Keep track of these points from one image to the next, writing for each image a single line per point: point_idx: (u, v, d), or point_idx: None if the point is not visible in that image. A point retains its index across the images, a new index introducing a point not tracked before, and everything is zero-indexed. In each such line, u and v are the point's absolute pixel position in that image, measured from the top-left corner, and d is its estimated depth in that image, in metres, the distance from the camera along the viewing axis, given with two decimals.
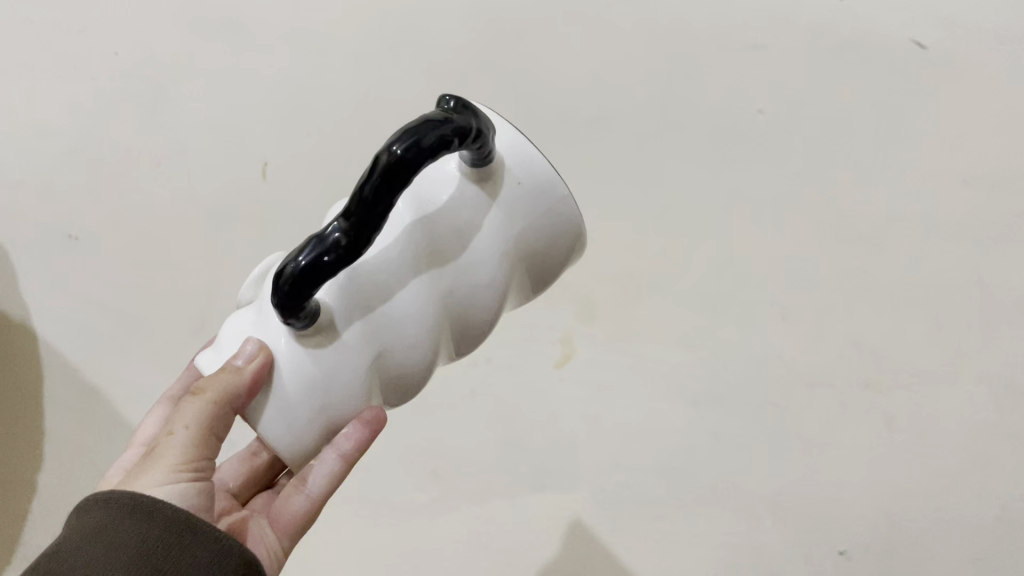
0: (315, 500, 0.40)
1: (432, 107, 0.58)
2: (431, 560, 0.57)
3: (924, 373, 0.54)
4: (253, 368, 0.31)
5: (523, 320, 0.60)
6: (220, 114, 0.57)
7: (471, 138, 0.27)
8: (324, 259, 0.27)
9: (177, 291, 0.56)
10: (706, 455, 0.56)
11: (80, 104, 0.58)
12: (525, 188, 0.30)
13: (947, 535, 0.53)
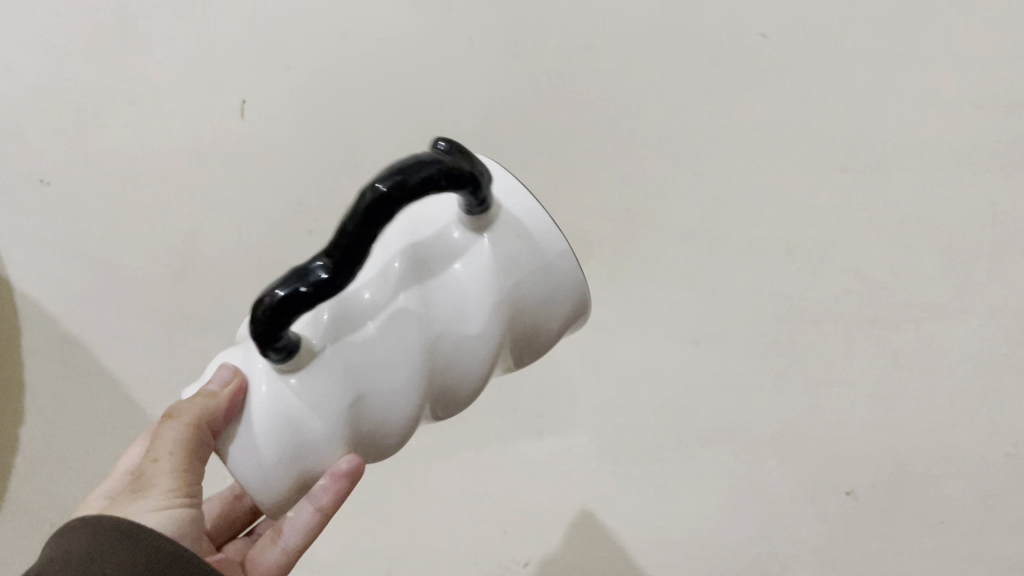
0: (290, 553, 0.39)
1: (410, 38, 0.53)
2: (432, 504, 0.57)
3: (933, 308, 0.51)
4: (229, 394, 0.28)
5: None
6: (180, 49, 0.53)
7: (466, 183, 0.25)
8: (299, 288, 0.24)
9: (166, 240, 0.56)
10: (708, 397, 0.55)
11: (18, 39, 0.52)
12: (533, 252, 0.28)
13: (954, 471, 0.51)
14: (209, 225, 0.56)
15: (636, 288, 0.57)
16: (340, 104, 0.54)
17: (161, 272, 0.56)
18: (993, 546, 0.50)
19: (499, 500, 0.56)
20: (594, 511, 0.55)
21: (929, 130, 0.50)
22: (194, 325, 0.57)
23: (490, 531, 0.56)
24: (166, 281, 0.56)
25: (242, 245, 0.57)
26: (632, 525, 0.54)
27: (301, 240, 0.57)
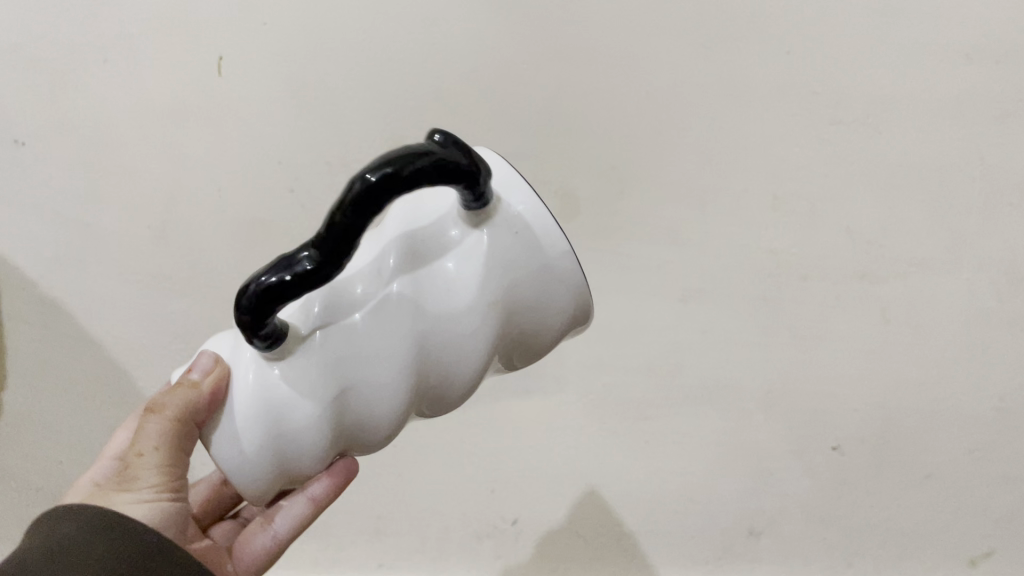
0: (280, 540, 0.42)
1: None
2: (420, 465, 0.57)
3: (924, 262, 0.51)
4: (211, 379, 0.29)
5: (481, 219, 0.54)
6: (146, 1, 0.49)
7: (459, 175, 0.25)
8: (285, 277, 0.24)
9: (136, 201, 0.54)
10: (696, 353, 0.54)
11: None
12: (530, 254, 0.28)
13: (941, 426, 0.53)
14: (179, 185, 0.53)
15: (620, 244, 0.54)
16: (291, 55, 0.50)
17: (132, 232, 0.54)
18: (978, 498, 0.54)
19: (486, 460, 0.57)
20: (583, 468, 0.56)
21: (917, 81, 0.48)
22: (176, 284, 0.56)
23: (480, 490, 0.57)
24: (147, 244, 0.55)
25: (211, 206, 0.54)
26: (623, 482, 0.56)
27: (268, 193, 0.54)
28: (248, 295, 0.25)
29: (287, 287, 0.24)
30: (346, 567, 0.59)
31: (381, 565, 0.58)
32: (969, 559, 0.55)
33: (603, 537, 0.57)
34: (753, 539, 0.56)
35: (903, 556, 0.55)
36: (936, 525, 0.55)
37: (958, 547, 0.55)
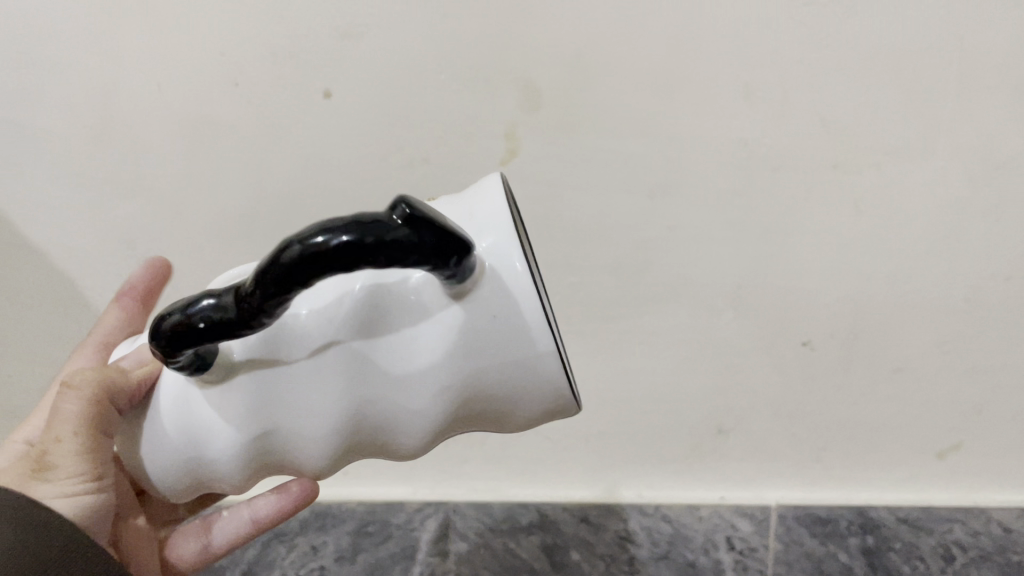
0: (211, 552, 0.44)
1: None
2: None
3: (898, 150, 0.48)
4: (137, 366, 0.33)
5: (434, 112, 0.49)
6: None
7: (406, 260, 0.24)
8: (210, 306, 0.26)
9: (52, 102, 0.49)
10: (664, 248, 0.52)
11: None
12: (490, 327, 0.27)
13: (911, 318, 0.52)
14: (97, 82, 0.48)
15: (585, 139, 0.49)
16: None
17: (56, 135, 0.50)
18: (947, 392, 0.53)
19: None
20: None
21: None
22: (111, 187, 0.52)
23: None
24: (74, 148, 0.51)
25: (138, 105, 0.49)
26: (590, 383, 0.56)
27: (196, 92, 0.49)
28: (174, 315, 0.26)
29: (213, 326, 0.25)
30: None
31: (346, 472, 0.59)
32: (937, 452, 0.55)
33: (570, 439, 0.57)
34: (721, 438, 0.56)
35: (871, 450, 0.55)
36: (904, 418, 0.54)
37: (927, 441, 0.55)
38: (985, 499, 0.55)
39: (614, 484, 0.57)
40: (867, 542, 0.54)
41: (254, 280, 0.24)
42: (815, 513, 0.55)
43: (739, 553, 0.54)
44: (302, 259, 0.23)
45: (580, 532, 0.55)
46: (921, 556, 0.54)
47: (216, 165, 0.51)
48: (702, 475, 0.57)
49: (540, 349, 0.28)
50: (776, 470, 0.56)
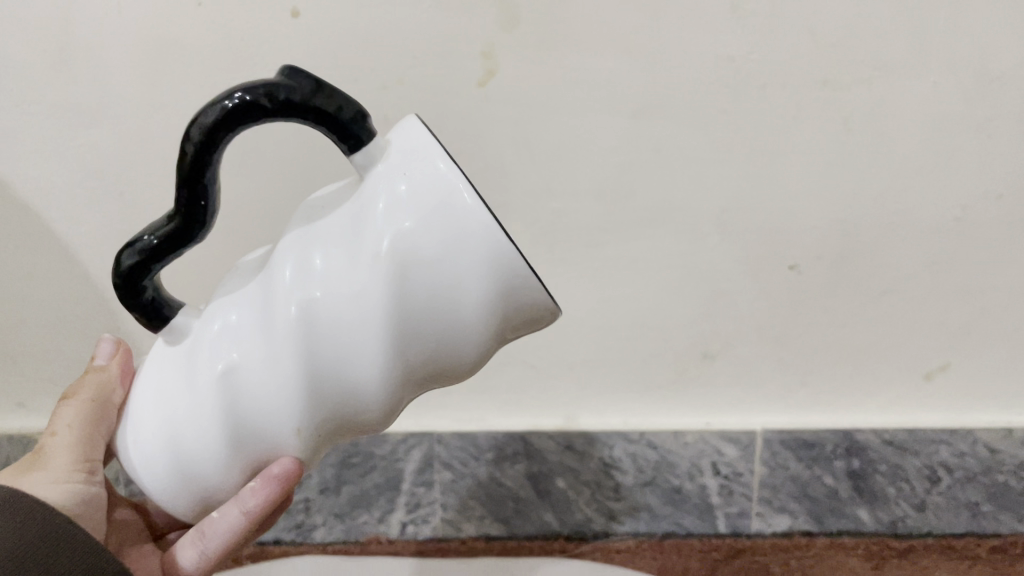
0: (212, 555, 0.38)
1: None
2: None
3: (889, 65, 0.46)
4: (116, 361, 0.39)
5: (406, 30, 0.45)
6: None
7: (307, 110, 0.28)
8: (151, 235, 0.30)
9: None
10: (649, 170, 0.49)
11: None
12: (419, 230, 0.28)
13: (900, 237, 0.51)
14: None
15: (566, 57, 0.46)
16: None
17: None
18: (934, 313, 0.52)
19: None
20: None
21: None
22: (62, 111, 0.49)
23: None
24: (19, 68, 0.47)
25: (91, 19, 0.46)
26: (574, 311, 0.54)
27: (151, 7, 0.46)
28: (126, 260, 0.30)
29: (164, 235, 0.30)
30: None
31: None
32: (924, 373, 0.54)
33: (555, 369, 0.56)
34: (708, 363, 0.55)
35: (858, 374, 0.54)
36: (892, 339, 0.53)
37: (916, 362, 0.54)
38: (971, 419, 0.54)
39: (598, 411, 0.57)
40: (853, 465, 0.54)
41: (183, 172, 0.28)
42: (801, 437, 0.54)
43: (723, 477, 0.55)
44: (208, 131, 0.28)
45: (565, 460, 0.56)
46: (906, 478, 0.54)
47: (173, 87, 0.48)
48: (688, 402, 0.56)
49: (482, 232, 0.28)
50: (762, 395, 0.55)
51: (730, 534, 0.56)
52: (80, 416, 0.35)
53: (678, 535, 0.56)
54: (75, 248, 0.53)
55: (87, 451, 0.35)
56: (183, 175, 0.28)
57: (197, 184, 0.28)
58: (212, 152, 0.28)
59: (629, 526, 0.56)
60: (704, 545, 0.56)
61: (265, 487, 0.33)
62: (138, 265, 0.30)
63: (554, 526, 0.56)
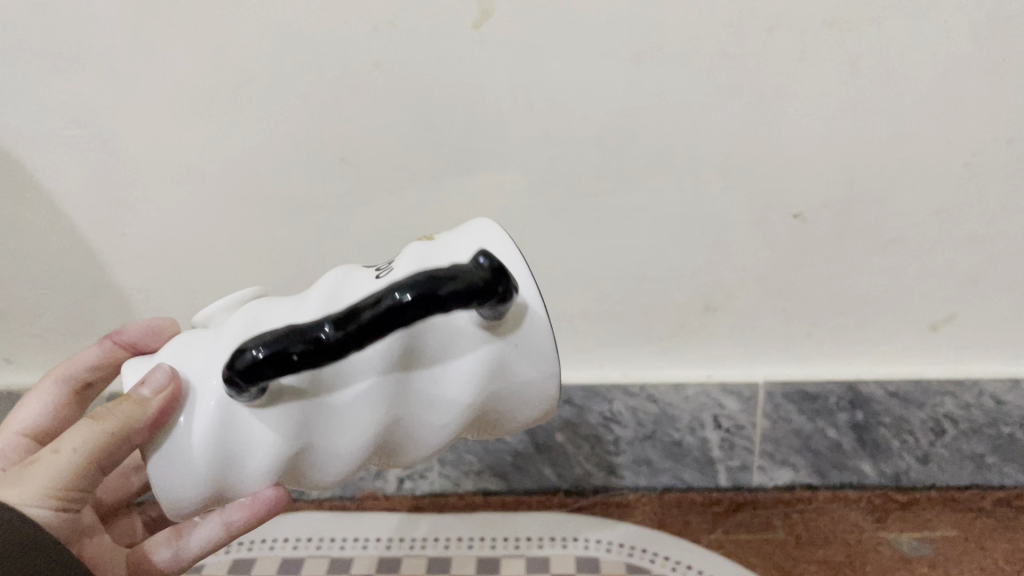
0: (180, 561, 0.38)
1: None
2: (353, 251, 0.52)
3: (901, 4, 0.43)
4: (161, 400, 0.29)
5: None
6: None
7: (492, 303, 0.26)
8: (278, 349, 0.25)
9: None
10: (651, 116, 0.47)
11: None
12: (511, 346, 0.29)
13: (909, 186, 0.49)
14: None
15: None
16: None
17: None
18: (943, 262, 0.51)
19: None
20: (532, 250, 0.52)
21: None
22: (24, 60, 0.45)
23: None
24: None
25: None
26: (573, 262, 0.52)
27: None
28: (243, 361, 0.26)
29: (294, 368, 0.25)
30: None
31: None
32: (931, 324, 0.53)
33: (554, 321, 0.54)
34: (709, 315, 0.53)
35: (863, 325, 0.53)
36: (899, 289, 0.52)
37: (923, 313, 0.52)
38: (978, 370, 0.53)
39: (597, 365, 0.56)
40: (857, 417, 0.53)
41: (351, 327, 0.25)
42: (804, 389, 0.53)
43: (725, 431, 0.55)
44: (400, 312, 0.24)
45: (564, 414, 0.55)
46: (910, 431, 0.54)
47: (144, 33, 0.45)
48: (690, 355, 0.55)
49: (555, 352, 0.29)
50: (765, 347, 0.54)
51: (731, 487, 0.56)
52: (87, 443, 0.29)
53: (678, 488, 0.57)
54: (58, 200, 0.50)
55: (83, 483, 0.30)
56: (355, 323, 0.25)
57: (358, 339, 0.25)
58: (386, 321, 0.25)
59: (628, 480, 0.57)
60: (705, 499, 0.56)
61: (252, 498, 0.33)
62: (252, 372, 0.26)
63: (553, 481, 0.57)
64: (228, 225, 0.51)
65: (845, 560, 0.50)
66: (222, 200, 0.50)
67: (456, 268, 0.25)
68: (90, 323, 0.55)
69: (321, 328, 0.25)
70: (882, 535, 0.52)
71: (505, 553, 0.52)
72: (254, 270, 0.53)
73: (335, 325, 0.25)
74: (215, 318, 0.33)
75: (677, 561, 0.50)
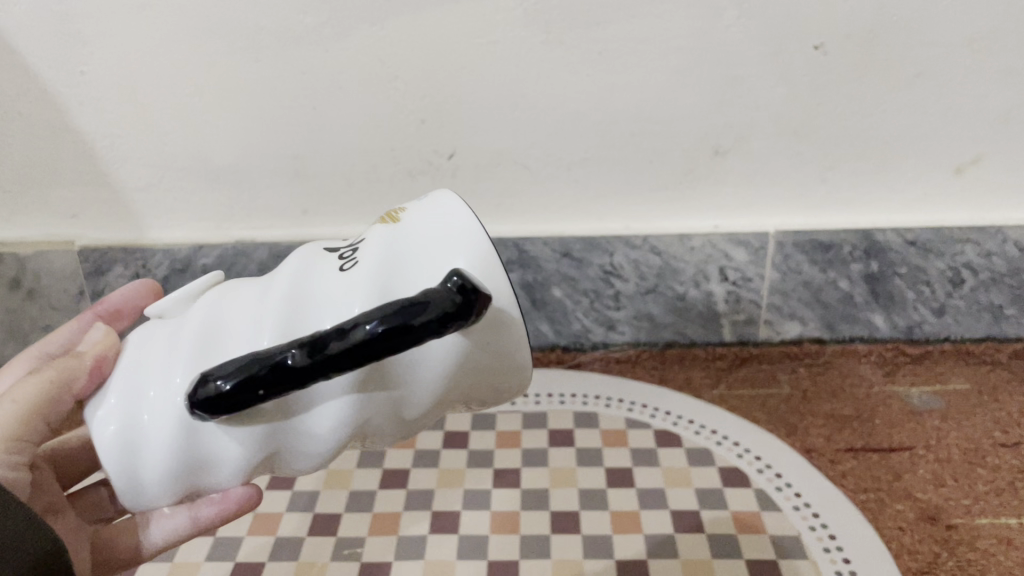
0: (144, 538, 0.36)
1: None
2: (332, 94, 0.48)
3: None
4: (97, 351, 0.28)
5: None
6: None
7: (455, 327, 0.24)
8: (239, 378, 0.24)
9: None
10: None
11: None
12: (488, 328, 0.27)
13: (942, 12, 0.44)
14: None
15: None
16: None
17: None
18: (973, 98, 0.47)
19: (414, 85, 0.47)
20: (528, 89, 0.48)
21: None
22: None
23: (407, 119, 0.49)
24: None
25: None
26: (572, 104, 0.48)
27: None
28: (203, 397, 0.24)
29: (252, 397, 0.24)
30: (269, 212, 0.52)
31: (306, 212, 0.52)
32: (955, 167, 0.49)
33: (550, 169, 0.50)
34: (718, 160, 0.49)
35: (883, 169, 0.49)
36: (924, 129, 0.48)
37: (947, 154, 0.49)
38: (1002, 217, 0.50)
39: (596, 215, 0.52)
40: (871, 268, 0.51)
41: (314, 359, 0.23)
42: (817, 238, 0.50)
43: (731, 283, 0.52)
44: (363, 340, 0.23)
45: (563, 268, 0.53)
46: (927, 281, 0.51)
47: None
48: (695, 204, 0.51)
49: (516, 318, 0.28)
50: (776, 193, 0.50)
51: (736, 342, 0.55)
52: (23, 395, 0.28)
53: (680, 344, 0.55)
54: (6, 32, 0.46)
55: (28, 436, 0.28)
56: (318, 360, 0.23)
57: (325, 373, 0.24)
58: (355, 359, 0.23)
59: (628, 335, 0.55)
60: (710, 354, 0.54)
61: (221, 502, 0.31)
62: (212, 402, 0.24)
63: (550, 338, 0.55)
64: (196, 61, 0.47)
65: (853, 413, 0.48)
66: (187, 33, 0.46)
67: (422, 295, 0.24)
68: (54, 174, 0.51)
69: (276, 355, 0.24)
70: (893, 389, 0.50)
71: (503, 409, 0.50)
72: (223, 114, 0.49)
73: (306, 344, 0.24)
74: (169, 310, 0.30)
75: (680, 416, 0.48)
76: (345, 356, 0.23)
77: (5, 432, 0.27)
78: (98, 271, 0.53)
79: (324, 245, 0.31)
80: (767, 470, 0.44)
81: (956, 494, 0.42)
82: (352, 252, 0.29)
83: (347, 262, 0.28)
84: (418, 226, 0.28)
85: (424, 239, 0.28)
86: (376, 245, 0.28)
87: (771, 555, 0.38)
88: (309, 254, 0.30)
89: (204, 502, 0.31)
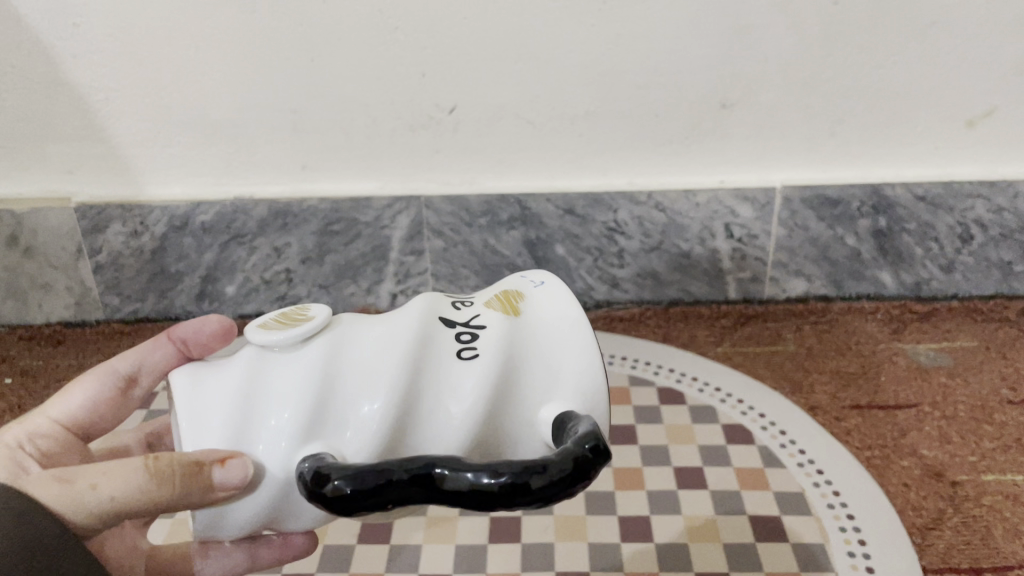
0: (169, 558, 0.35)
1: None
2: (331, 46, 0.47)
3: None
4: (226, 493, 0.25)
5: None
6: None
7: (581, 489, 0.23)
8: (374, 482, 0.22)
9: None
10: None
11: None
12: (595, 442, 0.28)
13: None
14: None
15: None
16: None
17: None
18: (986, 48, 0.46)
19: (414, 37, 0.46)
20: (531, 41, 0.46)
21: None
22: None
23: (409, 73, 0.48)
24: None
25: None
26: (576, 57, 0.47)
27: None
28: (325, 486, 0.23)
29: (376, 505, 0.23)
30: (269, 169, 0.52)
31: (305, 167, 0.52)
32: (967, 120, 0.48)
33: (555, 123, 0.49)
34: (724, 114, 0.48)
35: (892, 122, 0.48)
36: (936, 81, 0.47)
37: (958, 106, 0.48)
38: (1013, 171, 0.49)
39: (600, 171, 0.51)
40: (879, 224, 0.50)
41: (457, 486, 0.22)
42: (824, 194, 0.50)
43: (737, 240, 0.52)
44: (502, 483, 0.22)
45: (566, 225, 0.52)
46: (936, 237, 0.50)
47: None
48: (701, 159, 0.50)
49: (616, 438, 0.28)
50: (784, 147, 0.49)
51: (741, 300, 0.54)
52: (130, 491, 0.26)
53: (685, 303, 0.54)
54: None
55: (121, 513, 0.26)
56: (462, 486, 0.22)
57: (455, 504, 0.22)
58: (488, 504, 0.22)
59: (631, 294, 0.54)
60: (714, 312, 0.54)
61: (281, 547, 0.33)
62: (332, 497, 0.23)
63: None
64: (191, 11, 0.46)
65: (857, 370, 0.48)
66: None
67: (573, 445, 0.23)
68: (49, 128, 0.50)
69: (419, 468, 0.22)
70: (898, 345, 0.50)
71: None
72: (219, 68, 0.48)
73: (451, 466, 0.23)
74: (279, 344, 0.26)
75: (683, 373, 0.48)
76: (477, 499, 0.22)
77: (93, 513, 0.26)
78: (96, 229, 0.53)
79: (436, 298, 0.29)
80: (771, 427, 0.43)
81: (961, 451, 0.42)
82: (468, 325, 0.28)
83: (466, 337, 0.27)
84: (540, 326, 0.28)
85: (547, 346, 0.28)
86: (502, 333, 0.27)
87: (775, 512, 0.38)
88: (426, 311, 0.28)
89: (263, 544, 0.33)
